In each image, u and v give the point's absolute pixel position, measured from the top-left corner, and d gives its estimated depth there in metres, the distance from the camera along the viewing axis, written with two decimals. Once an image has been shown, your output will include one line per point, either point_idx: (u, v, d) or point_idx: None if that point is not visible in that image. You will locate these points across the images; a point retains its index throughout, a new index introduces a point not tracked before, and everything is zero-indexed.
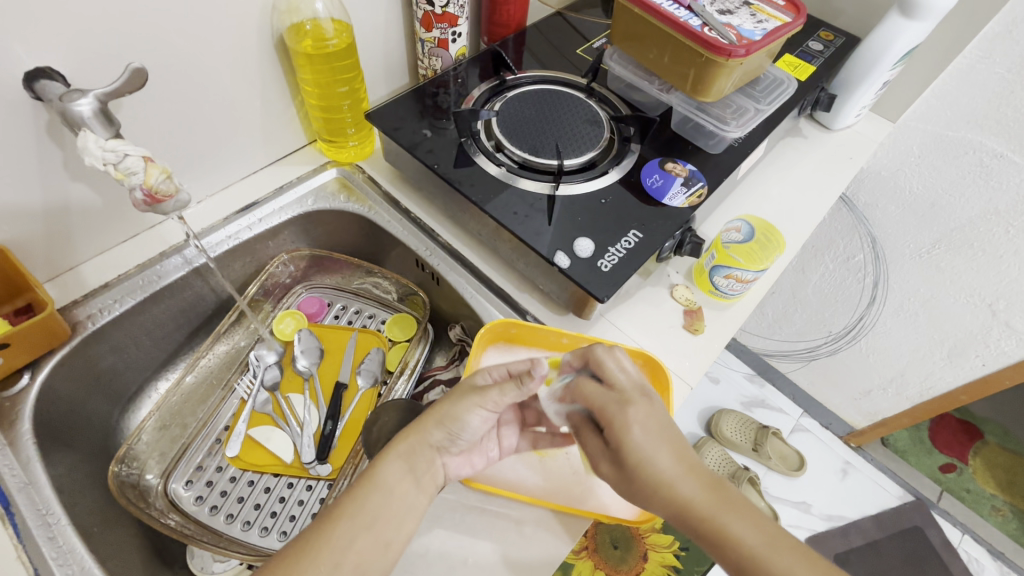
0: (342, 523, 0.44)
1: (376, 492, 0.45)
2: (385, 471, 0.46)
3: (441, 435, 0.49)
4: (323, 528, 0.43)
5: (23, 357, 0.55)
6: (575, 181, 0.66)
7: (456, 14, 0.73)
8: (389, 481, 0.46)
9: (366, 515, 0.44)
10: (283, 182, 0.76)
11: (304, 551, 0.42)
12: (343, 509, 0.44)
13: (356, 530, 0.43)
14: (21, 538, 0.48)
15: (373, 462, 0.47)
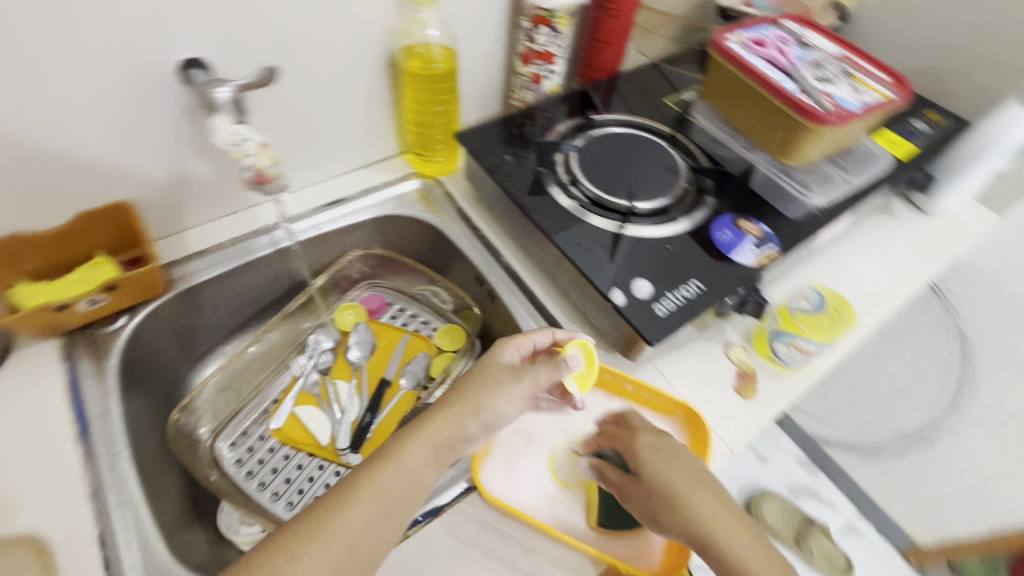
0: (359, 505, 0.44)
1: (394, 477, 0.46)
2: (406, 458, 0.47)
3: (476, 426, 0.50)
4: (338, 508, 0.44)
5: (125, 301, 0.62)
6: (644, 223, 0.66)
7: (554, 53, 0.78)
8: (409, 467, 0.47)
9: (384, 497, 0.45)
10: (370, 185, 0.82)
11: (321, 529, 0.43)
12: (357, 489, 0.45)
13: (370, 513, 0.44)
14: (89, 458, 0.53)
15: (394, 445, 0.48)
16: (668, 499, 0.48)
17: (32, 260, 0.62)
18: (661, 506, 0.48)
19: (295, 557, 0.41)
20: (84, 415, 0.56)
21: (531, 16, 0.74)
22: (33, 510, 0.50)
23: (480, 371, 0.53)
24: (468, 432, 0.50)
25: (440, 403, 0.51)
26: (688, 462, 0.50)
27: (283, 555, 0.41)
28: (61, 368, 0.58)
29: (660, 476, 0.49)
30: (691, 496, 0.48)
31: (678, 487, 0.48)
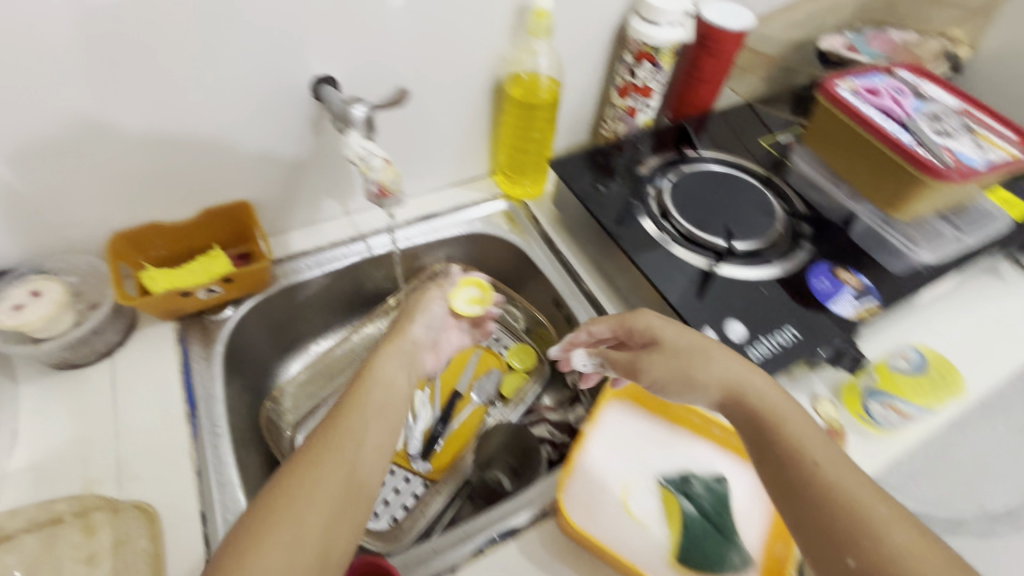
0: (340, 435, 0.48)
1: (375, 392, 0.52)
2: (379, 372, 0.54)
3: (420, 328, 0.61)
4: (321, 446, 0.47)
5: (236, 293, 0.67)
6: (738, 266, 0.66)
7: (653, 88, 0.79)
8: (383, 379, 0.53)
9: (364, 423, 0.50)
10: (460, 203, 0.85)
11: (306, 464, 0.46)
12: (335, 425, 0.49)
13: (351, 441, 0.48)
14: (197, 438, 0.57)
15: (363, 372, 0.54)
16: (756, 416, 0.50)
17: (159, 247, 0.67)
18: (748, 421, 0.50)
19: (290, 494, 0.44)
20: (193, 396, 0.60)
21: (636, 51, 0.75)
22: (148, 480, 0.53)
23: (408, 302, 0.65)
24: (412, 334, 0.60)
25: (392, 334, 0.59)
26: (724, 349, 0.54)
27: (280, 499, 0.44)
28: (176, 350, 0.63)
29: (743, 383, 0.51)
30: (715, 373, 0.52)
31: (770, 400, 0.50)
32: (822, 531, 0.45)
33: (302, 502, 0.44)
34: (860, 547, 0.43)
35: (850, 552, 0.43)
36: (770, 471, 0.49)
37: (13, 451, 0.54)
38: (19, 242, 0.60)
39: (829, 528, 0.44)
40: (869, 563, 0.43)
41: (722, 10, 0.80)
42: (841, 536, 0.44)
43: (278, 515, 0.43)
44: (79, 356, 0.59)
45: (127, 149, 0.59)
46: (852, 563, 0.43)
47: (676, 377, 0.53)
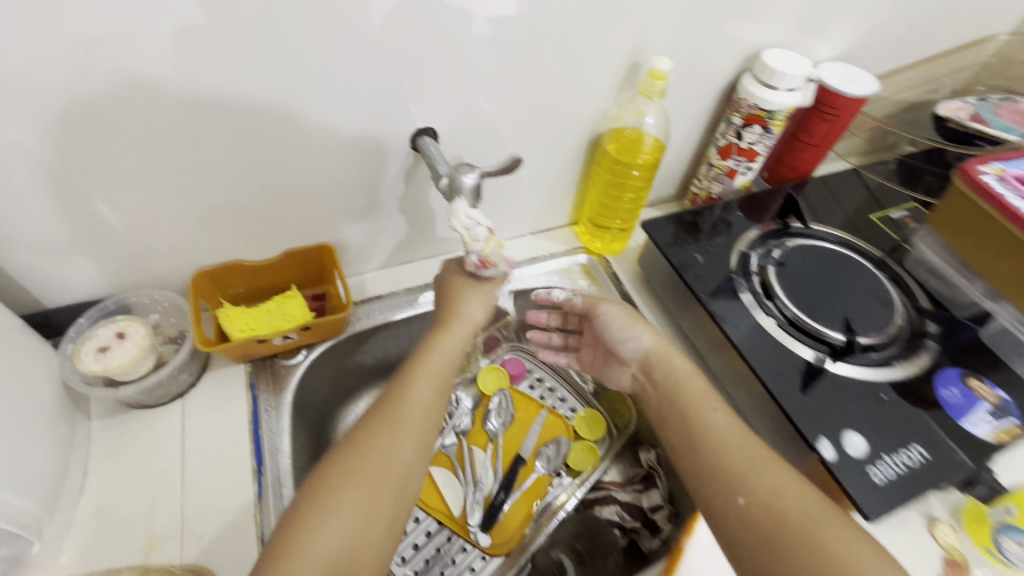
0: (379, 430, 0.48)
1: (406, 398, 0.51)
2: (416, 376, 0.53)
3: (468, 312, 0.59)
4: (361, 440, 0.47)
5: (312, 339, 0.64)
6: (855, 362, 0.60)
7: (759, 152, 0.74)
8: (420, 382, 0.52)
9: (403, 417, 0.49)
10: (538, 254, 0.81)
11: (348, 457, 0.45)
12: (371, 422, 0.48)
13: (390, 435, 0.47)
14: (263, 499, 0.54)
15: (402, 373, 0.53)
16: (675, 380, 0.59)
17: (239, 284, 0.66)
18: (665, 380, 0.60)
19: (331, 485, 0.43)
20: (260, 450, 0.57)
21: (746, 114, 0.70)
22: (212, 543, 0.51)
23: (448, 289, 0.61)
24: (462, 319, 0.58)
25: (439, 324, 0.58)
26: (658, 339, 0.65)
27: (319, 494, 0.43)
28: (247, 396, 0.61)
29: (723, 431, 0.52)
30: (647, 335, 0.64)
31: (671, 369, 0.60)
32: (716, 480, 0.49)
33: (342, 497, 0.43)
34: (750, 488, 0.47)
35: (742, 492, 0.47)
36: (679, 435, 0.55)
37: (82, 497, 0.52)
38: (108, 277, 0.59)
39: (723, 473, 0.49)
40: (757, 504, 0.46)
41: (843, 72, 0.74)
42: (725, 480, 0.49)
43: (323, 511, 0.42)
44: (154, 398, 0.58)
45: (221, 192, 0.57)
46: (743, 502, 0.47)
47: (619, 324, 0.65)
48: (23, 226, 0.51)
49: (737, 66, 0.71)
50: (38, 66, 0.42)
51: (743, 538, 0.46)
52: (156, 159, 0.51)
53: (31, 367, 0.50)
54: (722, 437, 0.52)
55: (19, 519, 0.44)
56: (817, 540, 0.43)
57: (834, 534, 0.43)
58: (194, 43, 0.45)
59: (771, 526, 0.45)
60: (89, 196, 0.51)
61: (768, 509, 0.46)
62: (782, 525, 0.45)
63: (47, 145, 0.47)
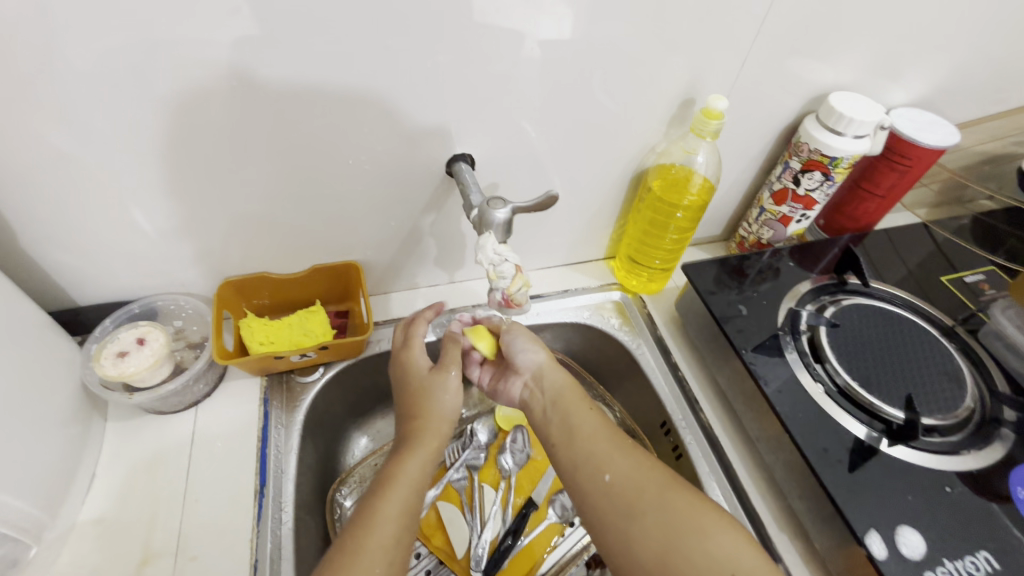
0: (377, 524, 0.46)
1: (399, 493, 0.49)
2: (403, 468, 0.51)
3: (451, 402, 0.56)
4: (358, 533, 0.45)
5: (329, 357, 0.63)
6: (917, 445, 0.53)
7: (817, 199, 0.68)
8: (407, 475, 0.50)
9: (396, 505, 0.48)
10: (569, 287, 0.77)
11: (345, 554, 0.44)
12: (366, 513, 0.47)
13: (386, 527, 0.46)
14: (260, 522, 0.52)
15: (390, 463, 0.51)
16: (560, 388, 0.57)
17: (266, 296, 0.66)
18: (555, 390, 0.57)
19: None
20: (266, 470, 0.56)
21: (806, 158, 0.65)
22: (204, 563, 0.49)
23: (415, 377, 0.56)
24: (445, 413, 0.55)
25: (417, 415, 0.54)
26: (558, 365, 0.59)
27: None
28: (259, 411, 0.60)
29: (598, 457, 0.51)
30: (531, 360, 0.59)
31: (555, 379, 0.58)
32: (586, 463, 0.51)
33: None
34: (614, 465, 0.49)
35: (606, 470, 0.50)
36: (561, 429, 0.54)
37: (87, 500, 0.52)
38: (138, 280, 0.60)
39: (593, 454, 0.51)
40: (622, 483, 0.48)
41: (919, 120, 0.68)
42: (593, 460, 0.51)
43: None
44: (169, 405, 0.58)
45: (253, 205, 0.57)
46: (607, 479, 0.49)
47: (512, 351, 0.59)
48: (62, 227, 0.52)
49: (800, 107, 0.66)
50: (86, 75, 0.42)
51: (602, 517, 0.47)
52: (192, 171, 0.52)
53: (54, 366, 0.50)
54: (585, 427, 0.53)
55: (19, 522, 0.44)
56: (668, 513, 0.46)
57: (681, 506, 0.46)
58: (238, 58, 0.45)
59: (630, 505, 0.47)
60: (125, 202, 0.52)
61: (625, 489, 0.48)
62: (637, 499, 0.47)
63: (90, 151, 0.47)
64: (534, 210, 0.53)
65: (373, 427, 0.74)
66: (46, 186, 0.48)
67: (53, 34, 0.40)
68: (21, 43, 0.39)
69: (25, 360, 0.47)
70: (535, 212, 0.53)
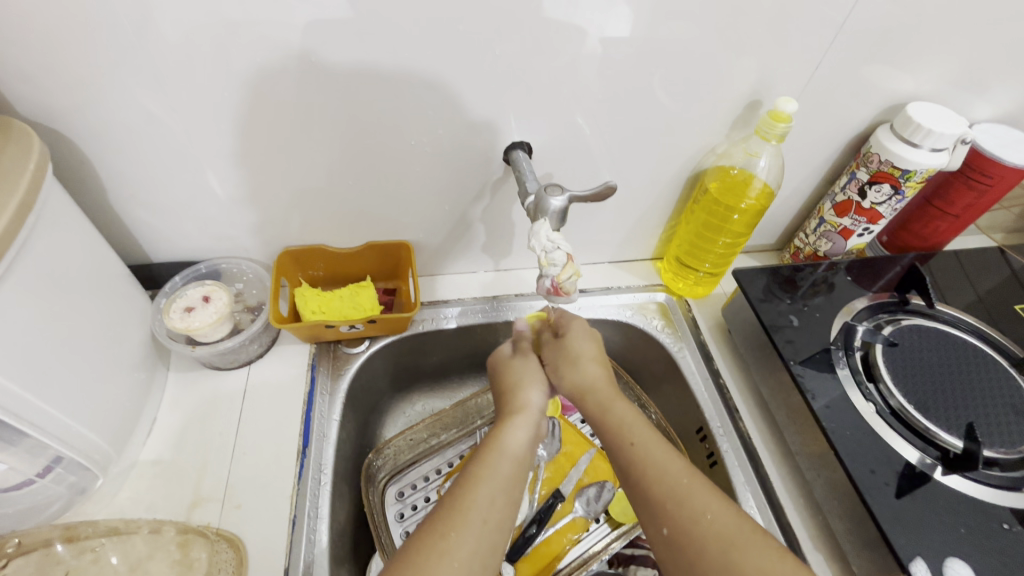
0: (480, 486, 0.45)
1: (503, 461, 0.48)
2: (505, 438, 0.50)
3: (538, 392, 0.56)
4: (462, 493, 0.45)
5: (376, 331, 0.65)
6: (974, 476, 0.51)
7: (883, 214, 0.66)
8: (508, 444, 0.50)
9: (500, 477, 0.47)
10: (613, 284, 0.77)
11: (454, 515, 0.43)
12: (473, 479, 0.46)
13: (491, 485, 0.46)
14: (301, 481, 0.55)
15: (490, 436, 0.51)
16: (600, 405, 0.52)
17: (320, 267, 0.69)
18: (588, 385, 0.54)
19: (443, 534, 0.42)
20: (308, 432, 0.58)
21: (875, 170, 0.62)
22: (248, 512, 0.52)
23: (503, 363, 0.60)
24: (534, 402, 0.54)
25: (510, 401, 0.55)
26: (596, 359, 0.56)
27: (431, 555, 0.40)
28: (306, 376, 0.63)
29: (647, 461, 0.46)
30: (585, 367, 0.55)
31: (600, 395, 0.53)
32: (648, 513, 0.45)
33: (460, 555, 0.41)
34: (671, 516, 0.43)
35: (665, 521, 0.43)
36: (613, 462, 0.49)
37: (147, 442, 0.56)
38: (207, 243, 0.64)
39: (649, 505, 0.45)
40: (680, 533, 0.42)
41: (1004, 137, 0.64)
42: (655, 511, 0.44)
43: (443, 566, 0.40)
44: (225, 362, 0.61)
45: (316, 180, 0.59)
46: (666, 532, 0.43)
47: (555, 361, 0.57)
48: (144, 187, 0.56)
49: (872, 116, 0.63)
50: (176, 48, 0.45)
51: (648, 515, 0.44)
52: (265, 143, 0.54)
53: (127, 315, 0.54)
54: (622, 419, 0.50)
55: (90, 454, 0.48)
56: (696, 525, 0.42)
57: (707, 520, 0.42)
58: (318, 38, 0.47)
59: (692, 557, 0.41)
60: (202, 169, 0.55)
61: (690, 534, 0.42)
62: (702, 553, 0.41)
63: (177, 118, 0.50)
64: (590, 201, 0.52)
65: (410, 405, 0.76)
66: (135, 148, 0.52)
67: (155, 7, 0.43)
68: (125, 15, 0.43)
69: (105, 306, 0.51)
70: (590, 202, 0.52)
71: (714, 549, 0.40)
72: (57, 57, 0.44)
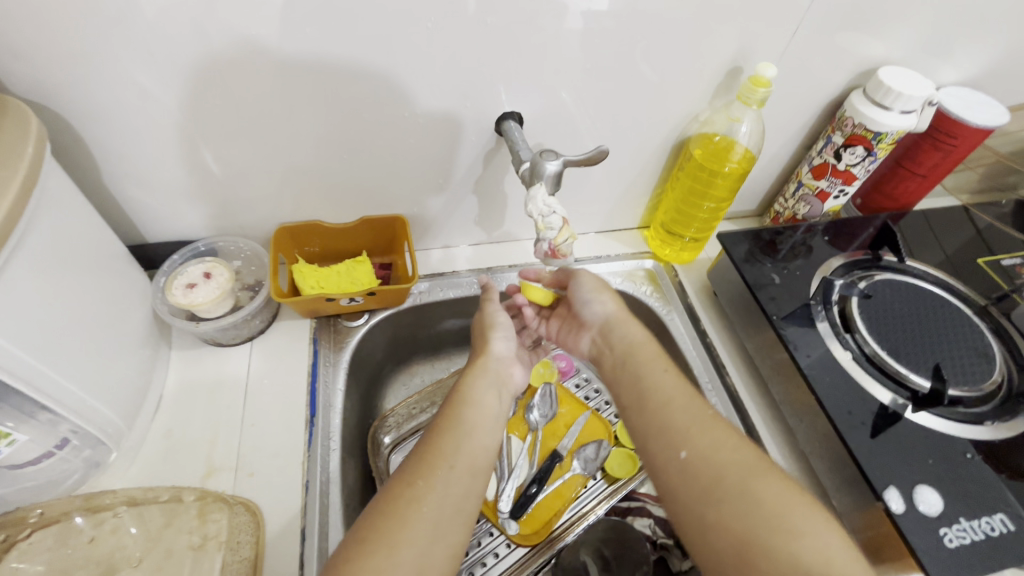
0: (445, 437, 0.48)
1: (467, 410, 0.51)
2: (470, 390, 0.54)
3: (502, 342, 0.60)
4: (430, 445, 0.48)
5: (376, 305, 0.67)
6: (941, 413, 0.55)
7: (857, 175, 0.69)
8: (476, 397, 0.53)
9: (465, 427, 0.49)
10: (603, 253, 0.79)
11: (423, 464, 0.46)
12: (440, 432, 0.49)
13: (458, 435, 0.49)
14: (311, 448, 0.56)
15: (456, 390, 0.54)
16: (628, 344, 0.55)
17: (316, 244, 0.69)
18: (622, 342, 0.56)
19: (411, 483, 0.44)
20: (314, 403, 0.60)
21: (849, 133, 0.65)
22: (261, 480, 0.54)
23: (478, 316, 0.63)
24: (496, 349, 0.59)
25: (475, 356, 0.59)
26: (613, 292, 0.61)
27: (402, 502, 0.43)
28: (308, 349, 0.64)
29: (665, 396, 0.49)
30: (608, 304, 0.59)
31: (629, 331, 0.56)
32: (658, 440, 0.47)
33: (430, 500, 0.43)
34: (689, 443, 0.45)
35: (682, 446, 0.45)
36: (632, 397, 0.51)
37: (155, 417, 0.57)
38: (204, 222, 0.64)
39: (664, 434, 0.47)
40: (697, 460, 0.44)
41: (969, 100, 0.67)
42: (666, 439, 0.46)
43: (413, 512, 0.42)
44: (228, 338, 0.62)
45: (312, 156, 0.60)
46: (683, 456, 0.45)
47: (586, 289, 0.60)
48: (140, 166, 0.56)
49: (847, 81, 0.66)
50: (170, 21, 0.45)
51: (660, 446, 0.47)
52: (259, 119, 0.55)
53: (130, 293, 0.55)
54: (645, 352, 0.54)
55: (104, 427, 0.49)
56: (713, 456, 0.44)
57: (723, 450, 0.44)
58: (312, 11, 0.47)
59: (704, 482, 0.43)
60: (197, 145, 0.56)
61: (705, 462, 0.44)
62: (715, 480, 0.43)
63: (170, 92, 0.50)
64: (583, 165, 0.54)
65: (409, 379, 0.78)
66: (130, 126, 0.52)
67: None
68: None
69: (107, 284, 0.52)
70: (583, 167, 0.54)
71: (725, 471, 0.43)
72: (49, 33, 0.44)
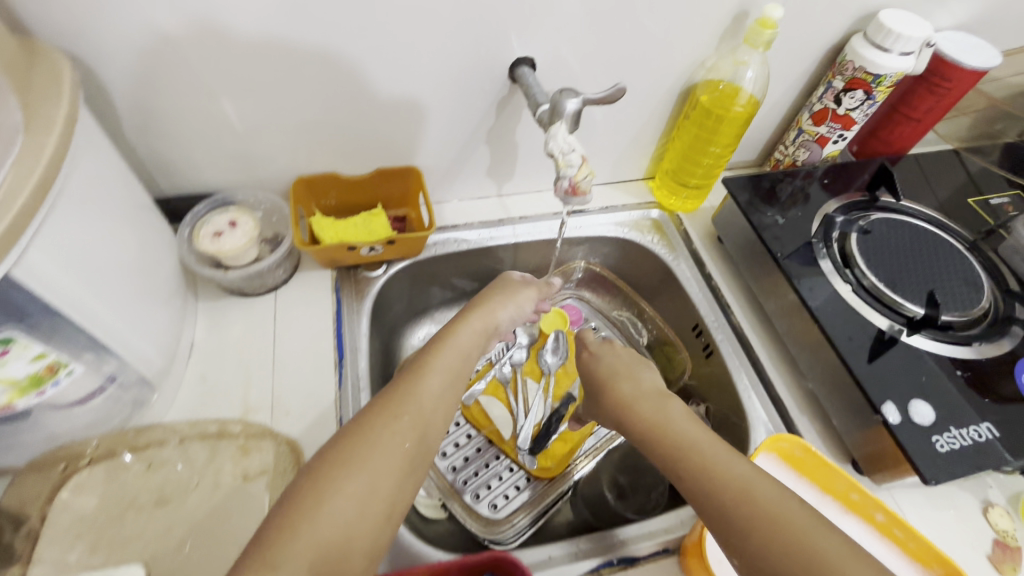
0: (435, 374, 0.45)
1: (454, 354, 0.48)
2: (464, 329, 0.51)
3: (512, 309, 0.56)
4: (416, 379, 0.44)
5: (395, 255, 0.69)
6: (933, 336, 0.59)
7: (856, 119, 0.71)
8: (466, 338, 0.50)
9: (455, 368, 0.47)
10: (611, 204, 0.81)
11: (404, 395, 0.43)
12: (427, 367, 0.46)
13: (447, 376, 0.46)
14: (342, 387, 0.59)
15: (449, 327, 0.50)
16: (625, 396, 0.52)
17: (332, 197, 0.70)
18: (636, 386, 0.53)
19: (392, 416, 0.41)
20: (341, 347, 0.62)
21: (850, 77, 0.67)
22: (298, 417, 0.56)
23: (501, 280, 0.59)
24: (504, 313, 0.55)
25: (480, 300, 0.55)
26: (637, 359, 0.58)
27: (373, 433, 0.40)
28: (331, 297, 0.66)
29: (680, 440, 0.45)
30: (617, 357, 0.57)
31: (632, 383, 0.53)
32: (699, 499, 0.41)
33: (404, 434, 0.40)
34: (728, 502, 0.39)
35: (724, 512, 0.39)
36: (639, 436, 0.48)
37: (189, 363, 0.59)
38: (222, 175, 0.65)
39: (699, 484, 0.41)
40: (749, 523, 0.38)
41: (965, 43, 0.70)
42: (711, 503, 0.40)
43: (381, 439, 0.40)
44: (252, 287, 0.64)
45: (328, 105, 0.61)
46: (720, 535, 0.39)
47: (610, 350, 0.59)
48: (160, 117, 0.56)
49: (848, 26, 0.68)
50: None
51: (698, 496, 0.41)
52: (278, 68, 0.55)
53: (159, 242, 0.56)
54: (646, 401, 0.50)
55: (146, 367, 0.51)
56: (759, 511, 0.38)
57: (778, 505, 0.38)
58: None
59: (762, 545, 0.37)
60: (216, 96, 0.56)
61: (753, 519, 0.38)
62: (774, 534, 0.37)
63: (190, 39, 0.51)
64: (600, 105, 0.56)
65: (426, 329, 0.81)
66: (150, 75, 0.52)
67: None
68: None
69: (139, 231, 0.53)
70: (601, 106, 0.56)
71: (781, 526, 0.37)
72: None
